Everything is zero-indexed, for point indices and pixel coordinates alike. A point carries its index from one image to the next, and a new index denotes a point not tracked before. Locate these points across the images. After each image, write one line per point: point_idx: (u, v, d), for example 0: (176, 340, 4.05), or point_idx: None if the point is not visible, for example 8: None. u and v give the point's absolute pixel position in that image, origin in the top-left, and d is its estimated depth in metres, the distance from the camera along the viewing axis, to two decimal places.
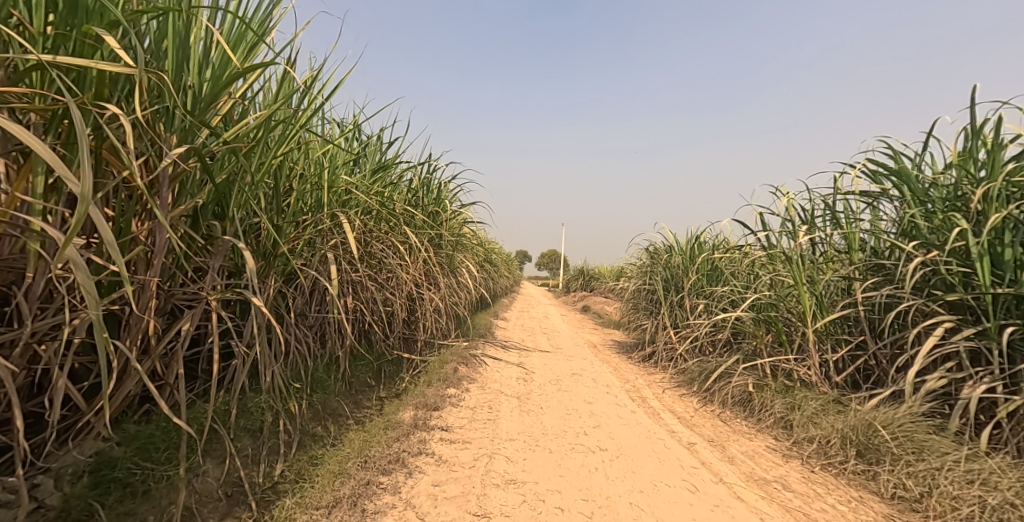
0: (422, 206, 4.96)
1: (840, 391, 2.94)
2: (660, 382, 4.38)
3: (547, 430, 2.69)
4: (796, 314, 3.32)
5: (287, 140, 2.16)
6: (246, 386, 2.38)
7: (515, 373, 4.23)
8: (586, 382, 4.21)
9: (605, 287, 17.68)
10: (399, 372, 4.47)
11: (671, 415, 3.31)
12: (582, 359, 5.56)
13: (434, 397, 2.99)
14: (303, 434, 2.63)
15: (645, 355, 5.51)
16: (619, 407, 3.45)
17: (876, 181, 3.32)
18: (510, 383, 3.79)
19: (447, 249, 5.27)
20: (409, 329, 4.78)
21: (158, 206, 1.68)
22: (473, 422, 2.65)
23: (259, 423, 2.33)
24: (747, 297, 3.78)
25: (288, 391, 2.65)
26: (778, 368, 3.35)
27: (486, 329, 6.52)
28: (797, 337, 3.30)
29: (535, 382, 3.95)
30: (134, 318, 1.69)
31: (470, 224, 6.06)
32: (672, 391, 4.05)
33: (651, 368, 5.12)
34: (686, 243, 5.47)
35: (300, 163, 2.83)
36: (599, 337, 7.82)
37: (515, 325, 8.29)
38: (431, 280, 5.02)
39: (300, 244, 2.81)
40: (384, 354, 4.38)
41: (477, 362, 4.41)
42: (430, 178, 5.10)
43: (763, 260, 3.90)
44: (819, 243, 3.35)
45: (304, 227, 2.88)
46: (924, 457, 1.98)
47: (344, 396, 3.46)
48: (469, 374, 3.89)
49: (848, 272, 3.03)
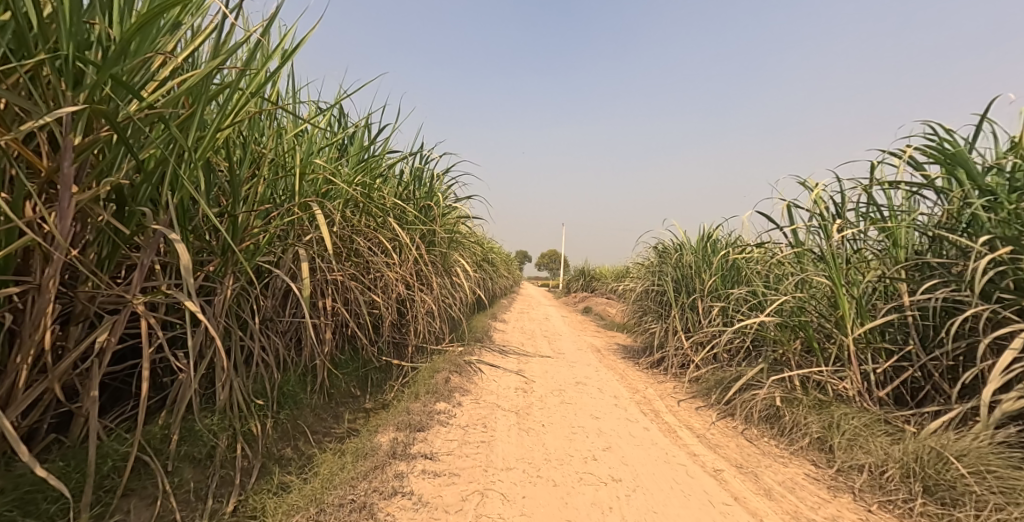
0: (413, 201, 4.59)
1: (884, 408, 2.58)
2: (672, 392, 4.02)
3: (550, 455, 2.32)
4: (830, 319, 2.96)
5: (237, 110, 1.77)
6: (194, 406, 2.01)
7: (513, 383, 3.86)
8: (592, 392, 3.85)
9: (607, 287, 17.33)
10: (388, 379, 4.15)
11: (689, 433, 2.95)
12: (587, 365, 5.19)
13: (421, 414, 2.62)
14: (267, 459, 2.26)
15: (653, 361, 5.15)
16: (630, 423, 3.08)
17: (919, 169, 2.95)
18: (509, 395, 3.42)
19: (441, 247, 4.91)
20: (400, 333, 4.42)
21: (58, 189, 1.34)
22: (463, 447, 2.28)
23: (208, 450, 1.96)
24: (771, 300, 3.41)
25: (249, 409, 2.28)
26: (808, 380, 2.97)
27: (484, 332, 6.16)
28: (831, 346, 2.94)
29: (535, 394, 3.58)
30: (27, 330, 1.35)
31: (466, 221, 5.69)
32: (687, 403, 3.68)
33: (661, 376, 4.77)
34: (697, 242, 5.11)
35: (266, 146, 2.47)
36: (603, 341, 7.47)
37: (515, 328, 7.94)
38: (423, 280, 4.65)
39: (265, 239, 2.45)
40: (372, 361, 4.02)
41: (473, 370, 4.05)
42: (423, 171, 4.73)
43: (787, 260, 3.54)
44: (854, 240, 2.98)
45: (271, 219, 2.51)
46: (1016, 500, 1.62)
47: (323, 410, 3.10)
48: (463, 385, 3.53)
49: (893, 273, 2.66)
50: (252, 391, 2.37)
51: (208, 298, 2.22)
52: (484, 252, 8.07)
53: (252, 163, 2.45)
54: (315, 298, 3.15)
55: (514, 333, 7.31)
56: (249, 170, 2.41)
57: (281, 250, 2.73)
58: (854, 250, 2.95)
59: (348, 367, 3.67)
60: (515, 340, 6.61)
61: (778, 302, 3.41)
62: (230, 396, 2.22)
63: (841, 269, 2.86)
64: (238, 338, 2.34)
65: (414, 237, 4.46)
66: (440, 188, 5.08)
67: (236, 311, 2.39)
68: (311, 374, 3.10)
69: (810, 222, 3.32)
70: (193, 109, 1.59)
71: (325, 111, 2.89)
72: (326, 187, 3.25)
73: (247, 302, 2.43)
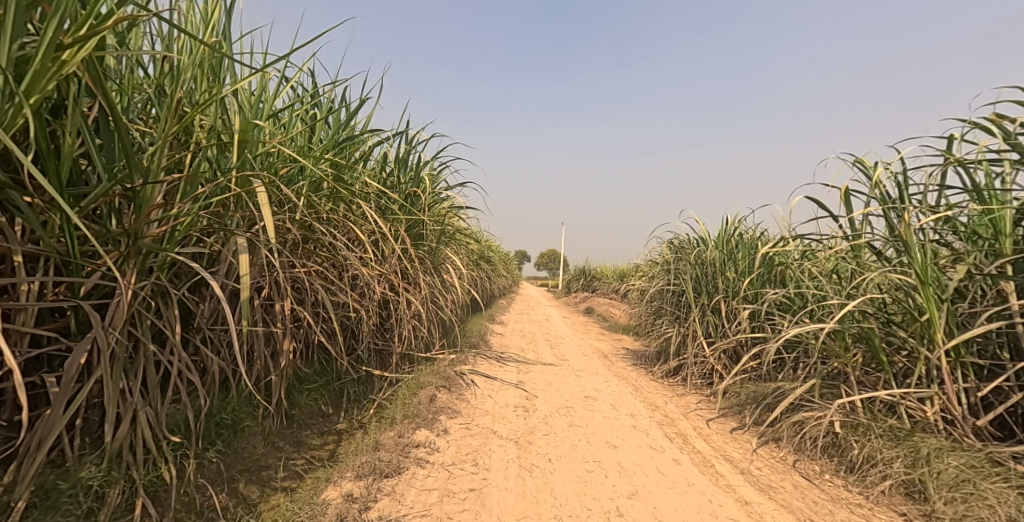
0: (398, 188, 4.03)
1: (985, 442, 2.04)
2: (696, 409, 3.47)
3: (560, 510, 1.75)
4: (901, 328, 2.40)
5: (99, 21, 1.17)
6: (66, 451, 1.43)
7: (513, 399, 3.31)
8: (604, 410, 3.29)
9: (610, 287, 16.77)
10: (368, 393, 3.62)
11: (729, 467, 2.38)
12: (595, 374, 4.64)
13: (394, 450, 2.06)
14: (183, 513, 1.69)
15: (668, 370, 4.61)
16: (655, 453, 2.52)
17: (1013, 143, 2.39)
18: (506, 417, 2.86)
19: (431, 242, 4.37)
20: (382, 339, 3.90)
21: None
22: (444, 503, 1.71)
23: (84, 513, 1.39)
24: (819, 303, 2.85)
25: (160, 449, 1.71)
26: (874, 401, 2.43)
27: (480, 336, 5.62)
28: (903, 360, 2.38)
29: (538, 413, 3.02)
30: None
31: (460, 214, 5.14)
32: (718, 424, 3.13)
33: (679, 387, 4.23)
34: (720, 236, 4.55)
35: (187, 103, 1.89)
36: (609, 345, 6.94)
37: (514, 331, 7.40)
38: (409, 280, 4.08)
39: (186, 224, 1.86)
40: (347, 373, 3.48)
41: (465, 384, 3.49)
42: (410, 155, 4.16)
43: (836, 256, 2.98)
44: (930, 229, 2.42)
45: (196, 199, 1.93)
46: None
47: (280, 438, 2.54)
48: (453, 403, 2.97)
49: (994, 268, 2.10)
50: (167, 424, 1.80)
51: (101, 302, 1.65)
52: (480, 249, 7.48)
53: (170, 125, 1.87)
54: (268, 300, 2.59)
55: (512, 336, 6.76)
56: (164, 133, 1.82)
57: (220, 239, 2.17)
58: (930, 241, 2.38)
59: (316, 383, 3.11)
60: (514, 344, 6.06)
61: (827, 305, 2.85)
62: (131, 433, 1.66)
63: (926, 265, 2.28)
64: (147, 353, 1.77)
65: (399, 231, 3.92)
66: (430, 175, 4.51)
67: (148, 318, 1.82)
68: (264, 393, 2.55)
69: (866, 211, 2.77)
70: (3, 13, 1.01)
71: (280, 70, 2.34)
72: (284, 167, 2.69)
73: (165, 305, 1.87)
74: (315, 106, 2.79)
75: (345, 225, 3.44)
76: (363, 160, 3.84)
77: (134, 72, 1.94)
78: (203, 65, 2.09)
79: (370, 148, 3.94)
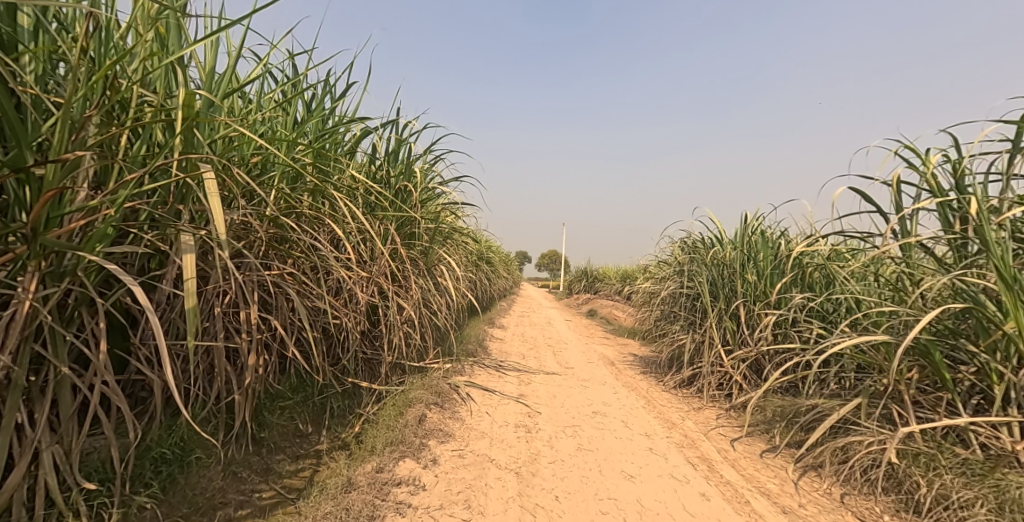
0: (388, 184, 3.70)
1: None
2: (717, 426, 3.13)
3: None
4: (968, 343, 2.05)
5: None
6: None
7: (513, 416, 2.97)
8: (615, 428, 2.95)
9: (612, 288, 16.44)
10: (353, 408, 3.29)
11: (767, 504, 2.03)
12: (602, 385, 4.31)
13: (369, 492, 1.71)
14: None
15: (681, 380, 4.27)
16: (679, 485, 2.17)
17: None
18: (506, 440, 2.52)
19: (424, 242, 4.03)
20: (371, 348, 3.58)
21: None
22: None
23: None
24: (862, 312, 2.51)
25: (70, 500, 1.36)
26: (935, 427, 2.08)
27: (479, 342, 5.29)
28: (970, 377, 2.04)
29: (542, 435, 2.68)
30: None
31: (457, 212, 4.81)
32: (744, 445, 2.78)
33: (694, 400, 3.88)
34: (737, 235, 4.20)
35: (115, 71, 1.55)
36: (615, 350, 6.60)
37: (515, 335, 7.08)
38: (399, 283, 3.76)
39: (113, 218, 1.52)
40: (329, 385, 3.15)
41: (461, 399, 3.15)
42: (401, 148, 3.83)
43: (879, 257, 2.63)
44: (1003, 225, 2.07)
45: (126, 188, 1.58)
46: None
47: (243, 467, 2.19)
48: (446, 424, 2.63)
49: None
50: (82, 467, 1.45)
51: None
52: (480, 249, 7.17)
53: (94, 97, 1.53)
54: (230, 308, 2.25)
55: (513, 342, 6.44)
56: (83, 106, 1.48)
57: (167, 238, 1.83)
58: (1004, 239, 2.03)
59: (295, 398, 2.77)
60: (515, 350, 5.73)
61: (870, 314, 2.52)
62: (30, 481, 1.31)
63: (1004, 268, 1.92)
64: (59, 377, 1.41)
65: (388, 230, 3.59)
66: (424, 170, 4.18)
67: (65, 333, 1.47)
68: (226, 415, 2.21)
69: (917, 205, 2.43)
70: None
71: (243, 40, 2.01)
72: (253, 157, 2.36)
73: (87, 318, 1.53)
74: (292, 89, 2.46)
75: (327, 222, 3.11)
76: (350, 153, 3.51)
77: (56, 36, 1.61)
78: (145, 30, 1.75)
79: (357, 140, 3.61)
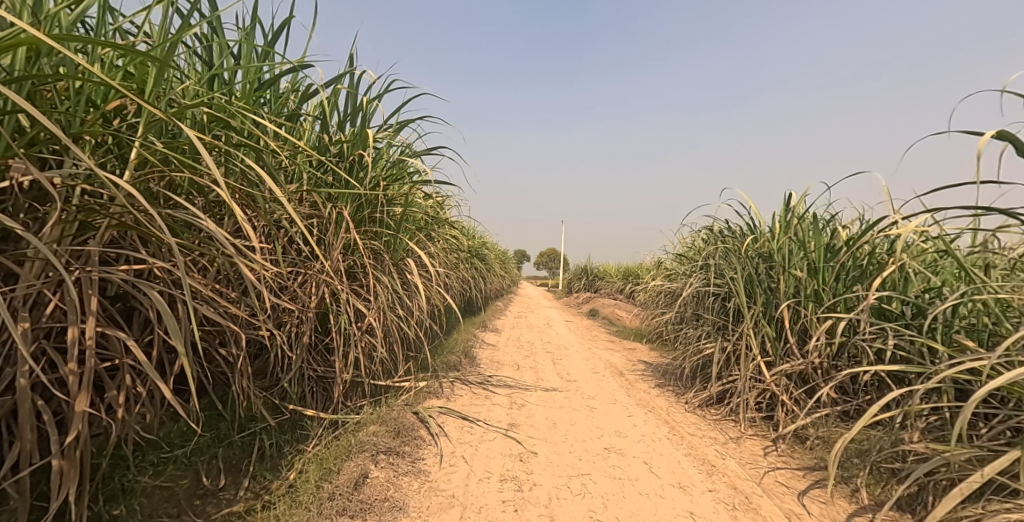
0: (341, 157, 2.90)
1: None
2: (770, 469, 2.36)
3: None
4: None
5: None
6: None
7: (498, 463, 2.19)
8: (639, 478, 2.17)
9: (614, 287, 15.67)
10: (291, 445, 2.50)
11: None
12: (612, 404, 3.53)
13: None
14: None
15: (709, 398, 3.50)
16: None
17: None
18: (484, 513, 1.74)
19: (391, 231, 3.24)
20: (320, 365, 2.79)
21: None
22: None
23: None
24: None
25: None
26: None
27: (465, 352, 4.50)
28: None
29: (538, 497, 1.91)
30: None
31: (435, 198, 4.01)
32: (816, 502, 2.02)
33: (729, 428, 3.11)
34: (780, 222, 3.41)
35: None
36: (623, 357, 5.81)
37: (509, 340, 6.29)
38: (357, 283, 2.97)
39: None
40: (256, 419, 2.35)
41: (430, 436, 2.37)
42: (359, 114, 3.03)
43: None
44: None
45: None
46: None
47: None
48: (399, 486, 1.86)
49: None
50: None
51: None
52: (470, 245, 6.36)
53: None
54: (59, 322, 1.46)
55: (507, 348, 5.67)
56: None
57: None
58: None
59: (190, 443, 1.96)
60: (509, 360, 4.94)
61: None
62: None
63: None
64: None
65: (341, 215, 2.81)
66: (391, 143, 3.38)
67: None
68: (39, 490, 1.41)
69: None
70: None
71: None
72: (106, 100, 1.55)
73: None
74: (191, 12, 1.69)
75: (249, 200, 2.31)
76: (290, 116, 2.71)
77: None
78: None
79: (300, 101, 2.82)
